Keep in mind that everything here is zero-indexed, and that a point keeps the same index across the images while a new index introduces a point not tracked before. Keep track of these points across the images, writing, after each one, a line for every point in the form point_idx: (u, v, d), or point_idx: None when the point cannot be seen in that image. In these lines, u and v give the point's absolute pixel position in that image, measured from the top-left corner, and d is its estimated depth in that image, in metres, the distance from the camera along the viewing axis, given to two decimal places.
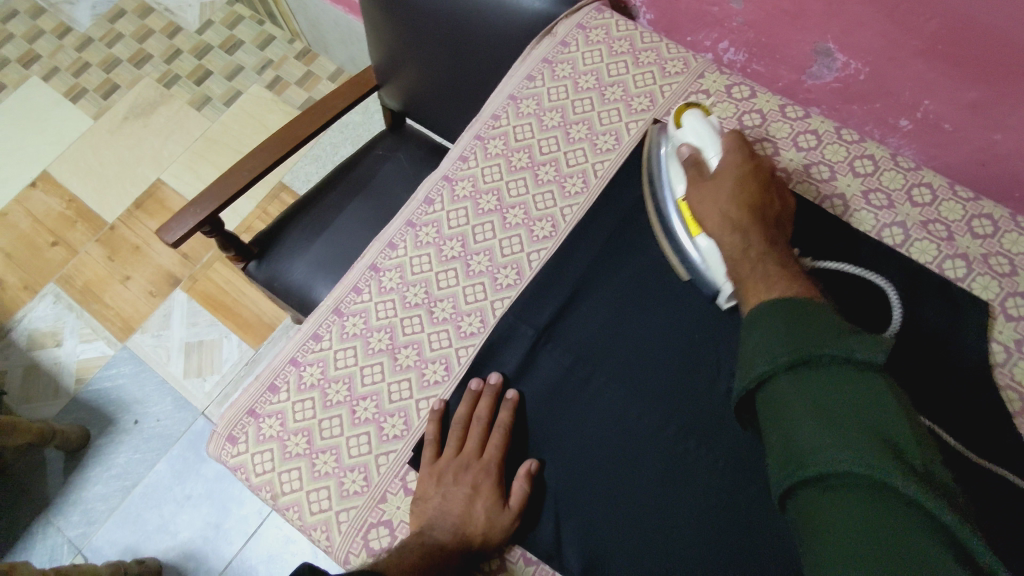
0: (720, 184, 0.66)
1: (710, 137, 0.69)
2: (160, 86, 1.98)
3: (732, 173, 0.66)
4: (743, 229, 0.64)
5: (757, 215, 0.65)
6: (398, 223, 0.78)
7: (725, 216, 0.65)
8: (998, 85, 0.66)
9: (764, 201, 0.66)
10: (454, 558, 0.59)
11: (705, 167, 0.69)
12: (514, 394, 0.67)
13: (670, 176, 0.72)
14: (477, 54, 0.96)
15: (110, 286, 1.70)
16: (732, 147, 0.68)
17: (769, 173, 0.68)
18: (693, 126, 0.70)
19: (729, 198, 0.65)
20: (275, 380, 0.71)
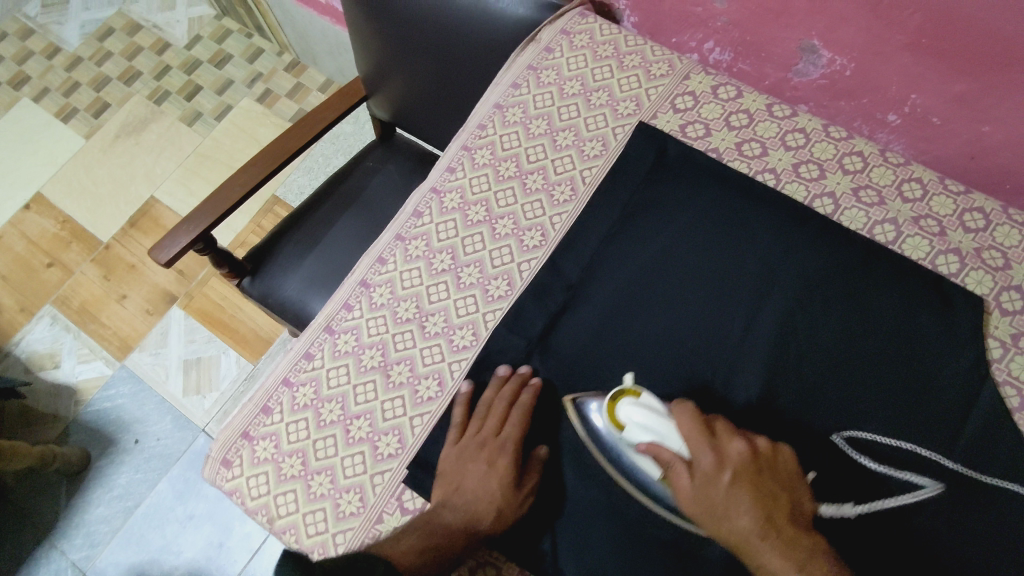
0: (710, 502, 0.54)
1: (662, 427, 0.57)
2: (150, 103, 1.97)
3: (711, 479, 0.54)
4: (769, 555, 0.51)
5: (776, 525, 0.52)
6: (387, 237, 0.77)
7: (741, 541, 0.52)
8: (985, 77, 0.66)
9: (769, 503, 0.53)
10: (461, 539, 0.58)
11: (677, 471, 0.56)
12: (539, 380, 0.67)
13: (638, 465, 0.60)
14: (461, 62, 0.96)
15: (107, 306, 1.70)
16: (692, 438, 0.56)
17: (750, 457, 0.55)
18: (635, 421, 0.58)
19: (733, 514, 0.53)
20: (268, 401, 0.70)
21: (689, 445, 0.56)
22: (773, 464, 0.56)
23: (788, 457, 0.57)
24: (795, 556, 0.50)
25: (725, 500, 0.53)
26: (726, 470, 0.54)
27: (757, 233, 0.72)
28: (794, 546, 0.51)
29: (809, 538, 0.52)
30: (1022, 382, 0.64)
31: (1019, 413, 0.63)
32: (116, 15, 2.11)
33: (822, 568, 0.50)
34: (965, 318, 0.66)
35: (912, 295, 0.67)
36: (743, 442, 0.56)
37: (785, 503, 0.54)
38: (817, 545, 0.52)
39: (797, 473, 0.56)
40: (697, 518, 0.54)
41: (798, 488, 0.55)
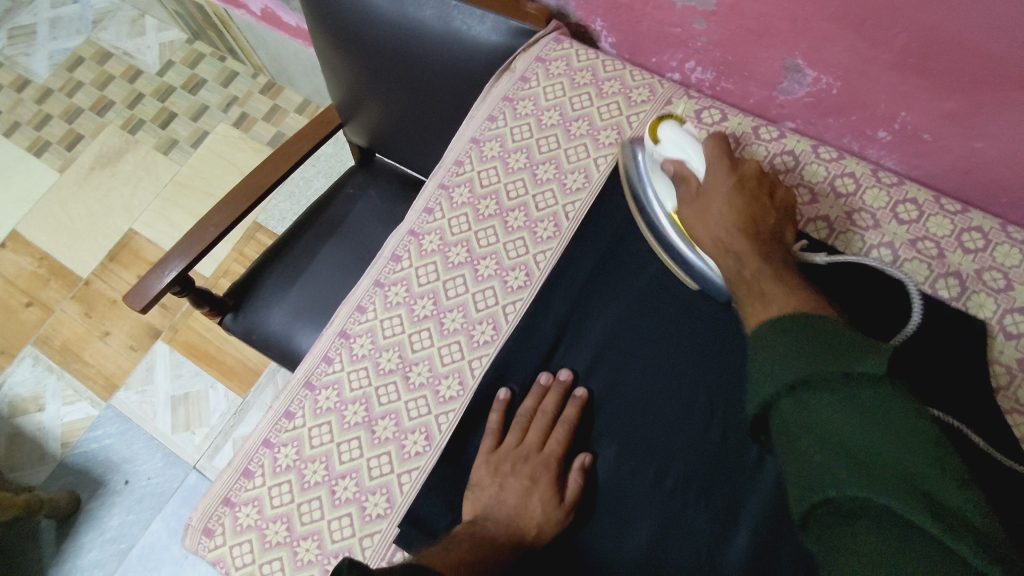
0: (707, 202, 0.63)
1: (690, 147, 0.67)
2: (124, 132, 1.93)
3: (717, 183, 0.63)
4: (733, 239, 0.60)
5: (755, 223, 0.60)
6: (366, 283, 0.74)
7: (719, 232, 0.61)
8: (976, 95, 0.63)
9: (756, 207, 0.61)
10: (504, 551, 0.59)
11: (691, 181, 0.66)
12: (584, 392, 0.67)
13: (658, 192, 0.71)
14: (436, 91, 0.93)
15: (89, 344, 1.66)
16: (713, 154, 0.65)
17: (757, 176, 0.64)
18: (671, 138, 0.68)
19: (718, 210, 0.62)
20: (249, 464, 0.67)
21: (708, 161, 0.65)
22: (775, 189, 0.64)
23: (791, 194, 0.65)
24: (760, 249, 0.59)
25: (723, 200, 0.62)
26: (733, 177, 0.63)
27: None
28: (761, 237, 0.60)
29: (778, 245, 0.60)
30: None
31: None
32: (85, 43, 2.06)
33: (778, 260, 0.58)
34: (973, 362, 0.63)
35: (918, 337, 0.65)
36: (756, 163, 0.65)
37: (772, 217, 0.62)
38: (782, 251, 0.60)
39: (793, 204, 0.64)
40: (693, 216, 0.64)
41: (789, 216, 0.63)
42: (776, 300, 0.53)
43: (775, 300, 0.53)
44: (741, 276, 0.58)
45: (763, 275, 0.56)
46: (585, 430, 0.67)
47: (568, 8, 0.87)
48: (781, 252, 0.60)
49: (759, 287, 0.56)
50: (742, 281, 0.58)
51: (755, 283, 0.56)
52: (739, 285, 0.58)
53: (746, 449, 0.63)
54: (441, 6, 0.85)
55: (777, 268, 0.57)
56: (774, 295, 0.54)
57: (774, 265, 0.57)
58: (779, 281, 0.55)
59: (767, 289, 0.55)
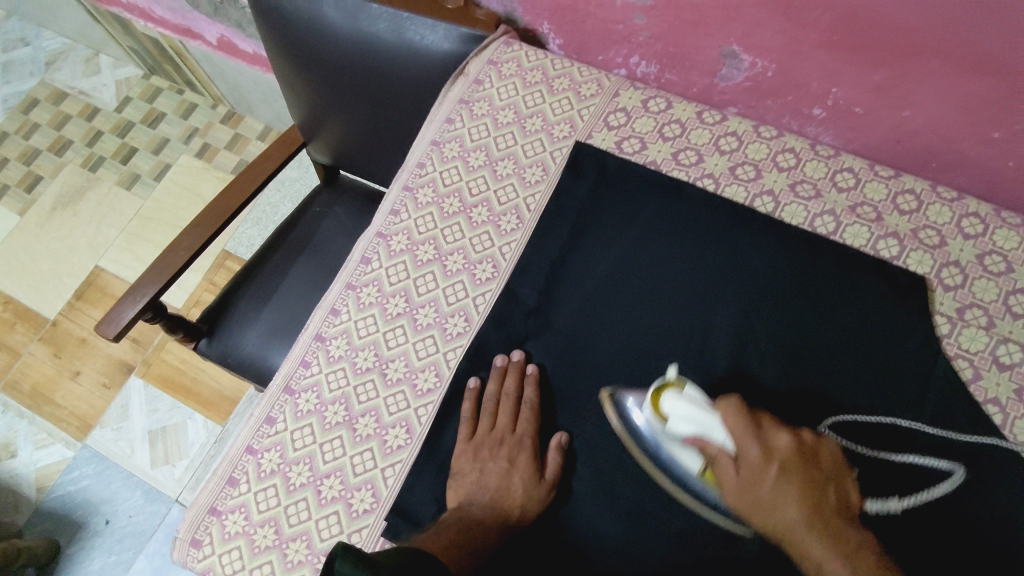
0: (755, 494, 0.57)
1: (707, 422, 0.59)
2: (84, 171, 1.92)
3: (759, 472, 0.57)
4: (812, 544, 0.54)
5: (822, 518, 0.55)
6: (338, 287, 0.76)
7: (784, 528, 0.56)
8: (898, 66, 0.68)
9: (815, 496, 0.56)
10: (492, 532, 0.61)
11: (723, 464, 0.59)
12: (535, 367, 0.70)
13: (676, 455, 0.62)
14: (395, 101, 0.96)
15: (61, 385, 1.63)
16: (737, 431, 0.58)
17: (798, 447, 0.58)
18: (681, 415, 0.60)
19: (777, 504, 0.56)
20: (233, 472, 0.68)
21: (734, 439, 0.58)
22: (818, 452, 0.58)
23: (833, 448, 0.59)
24: (841, 550, 0.53)
25: (773, 493, 0.56)
26: (772, 462, 0.57)
27: (738, 241, 0.73)
28: (837, 534, 0.54)
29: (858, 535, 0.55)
30: (973, 353, 0.66)
31: (975, 384, 0.65)
32: (39, 86, 2.05)
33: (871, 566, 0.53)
34: (913, 314, 0.68)
35: (868, 299, 0.69)
36: (789, 434, 0.58)
37: (831, 499, 0.56)
38: (862, 539, 0.55)
39: (842, 462, 0.59)
40: (742, 507, 0.57)
41: (845, 479, 0.58)
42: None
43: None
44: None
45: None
46: (552, 409, 0.69)
47: (515, 14, 0.91)
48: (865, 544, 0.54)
49: None
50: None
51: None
52: None
53: None
54: (394, 18, 0.87)
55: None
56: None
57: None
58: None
59: None
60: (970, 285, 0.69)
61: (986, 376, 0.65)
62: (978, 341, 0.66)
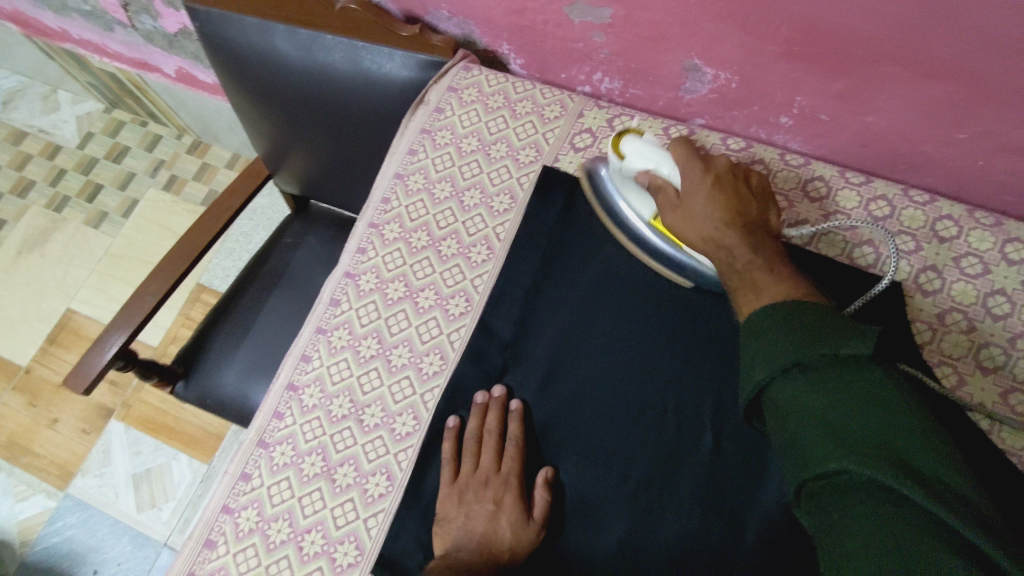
0: (689, 204, 0.64)
1: (659, 156, 0.68)
2: (50, 212, 1.87)
3: (694, 184, 0.64)
4: (724, 231, 0.61)
5: (740, 215, 0.62)
6: (307, 332, 0.74)
7: (705, 227, 0.62)
8: (860, 74, 0.67)
9: (737, 199, 0.63)
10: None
11: (667, 187, 0.66)
12: (519, 403, 0.68)
13: (633, 204, 0.73)
14: (357, 132, 0.94)
15: (38, 434, 1.58)
16: (683, 159, 0.66)
17: (731, 169, 0.65)
18: (637, 151, 0.69)
19: (701, 206, 0.63)
20: (210, 534, 0.65)
21: (679, 166, 0.66)
22: (750, 177, 0.65)
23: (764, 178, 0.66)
24: (748, 237, 0.60)
25: (700, 197, 0.63)
26: (708, 178, 0.64)
27: None
28: (749, 225, 0.61)
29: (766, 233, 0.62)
30: (955, 358, 0.65)
31: (959, 390, 0.64)
32: None
33: (769, 249, 0.60)
34: (901, 325, 0.66)
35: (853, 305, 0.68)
36: (726, 157, 0.66)
37: (753, 205, 0.63)
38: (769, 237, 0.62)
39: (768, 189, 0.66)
40: (673, 219, 0.65)
41: (769, 199, 0.65)
42: (765, 290, 0.56)
43: (765, 288, 0.56)
44: (731, 267, 0.60)
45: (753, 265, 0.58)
46: (536, 445, 0.67)
47: (474, 36, 0.89)
48: (771, 239, 0.62)
49: (755, 285, 0.57)
50: (733, 273, 0.60)
51: (746, 273, 0.58)
52: (734, 281, 0.59)
53: (702, 439, 0.64)
54: (350, 48, 0.85)
55: (765, 255, 0.59)
56: (765, 285, 0.56)
57: (761, 252, 0.59)
58: (767, 267, 0.58)
59: (759, 281, 0.57)
60: (948, 289, 0.68)
61: (970, 382, 0.64)
62: (959, 347, 0.66)
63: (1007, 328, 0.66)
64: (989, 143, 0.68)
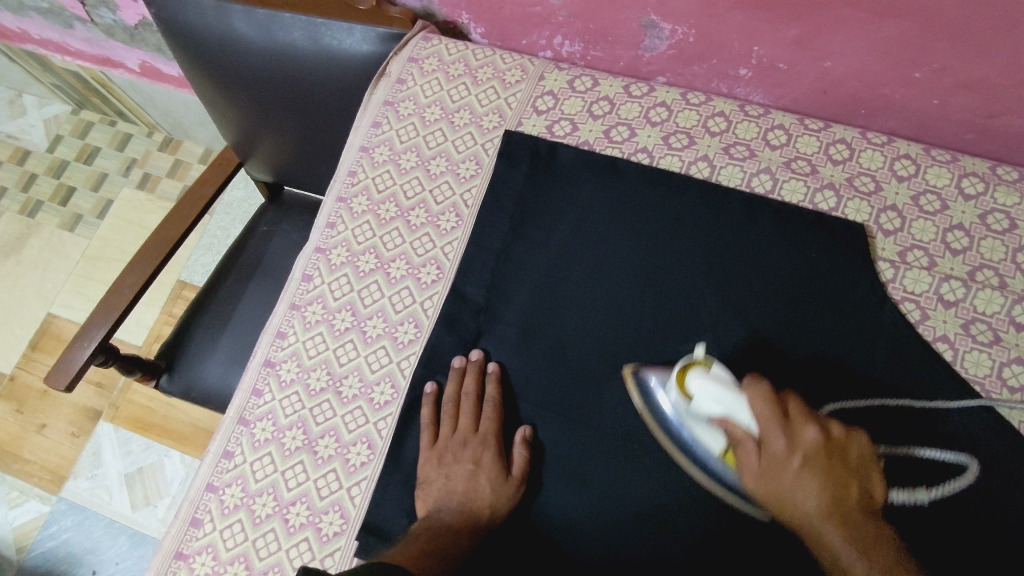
0: (779, 485, 0.55)
1: (732, 401, 0.58)
2: (23, 218, 1.85)
3: (779, 460, 0.56)
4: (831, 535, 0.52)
5: (843, 511, 0.53)
6: (281, 309, 0.74)
7: (803, 519, 0.54)
8: (812, 18, 0.68)
9: (838, 491, 0.54)
10: (464, 535, 0.60)
11: (745, 447, 0.58)
12: (495, 365, 0.68)
13: (699, 437, 0.61)
14: (322, 112, 0.93)
15: (27, 440, 1.57)
16: (763, 418, 0.57)
17: (824, 441, 0.56)
18: (706, 393, 0.59)
19: (796, 493, 0.55)
20: (196, 512, 0.66)
21: (759, 422, 0.57)
22: (847, 451, 0.56)
23: (864, 443, 0.57)
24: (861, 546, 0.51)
25: (790, 480, 0.55)
26: (795, 452, 0.55)
27: (682, 211, 0.73)
28: (859, 528, 0.52)
29: (881, 532, 0.53)
30: (918, 294, 0.66)
31: (923, 324, 0.65)
32: None
33: (890, 557, 0.51)
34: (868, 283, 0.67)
35: (814, 247, 0.69)
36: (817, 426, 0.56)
37: (854, 494, 0.54)
38: (882, 534, 0.53)
39: (872, 459, 0.56)
40: (762, 498, 0.57)
41: (871, 475, 0.56)
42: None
43: None
44: None
45: None
46: (514, 406, 0.68)
47: (432, 7, 0.89)
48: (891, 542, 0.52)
49: None
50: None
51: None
52: None
53: None
54: (309, 26, 0.85)
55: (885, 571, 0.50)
56: None
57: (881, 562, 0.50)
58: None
59: None
60: (909, 227, 0.69)
61: (933, 315, 0.65)
62: (921, 282, 0.67)
63: (967, 262, 0.67)
64: (942, 80, 0.69)
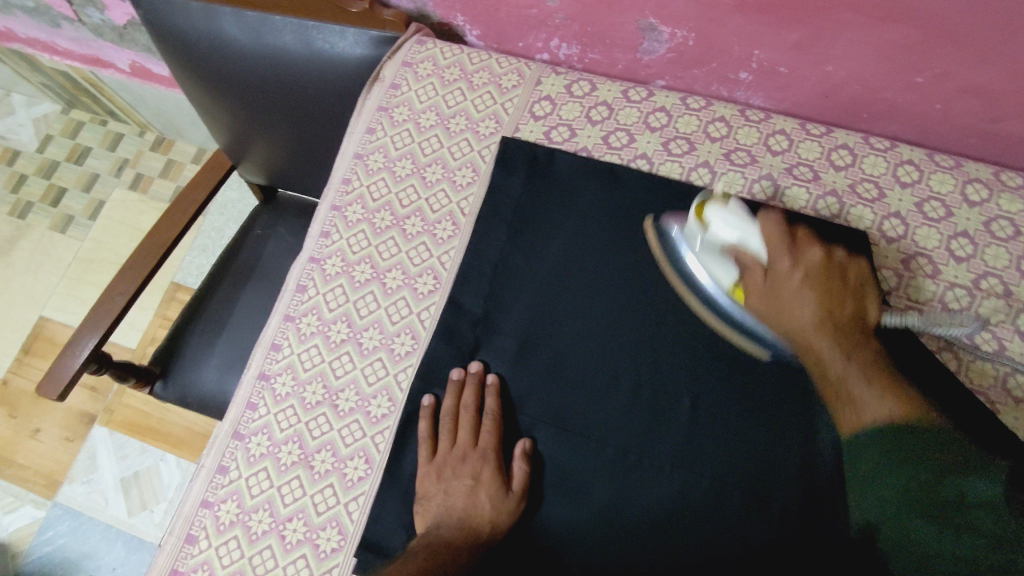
0: (778, 298, 0.64)
1: (747, 229, 0.66)
2: (13, 219, 1.83)
3: (784, 276, 0.65)
4: (817, 336, 0.63)
5: (830, 319, 0.63)
6: (275, 320, 0.73)
7: (796, 327, 0.64)
8: (814, 22, 0.67)
9: (832, 300, 0.64)
10: (464, 552, 0.59)
11: (754, 268, 0.65)
12: (494, 378, 0.67)
13: (711, 271, 0.66)
14: (315, 117, 0.92)
15: (20, 445, 1.56)
16: (772, 243, 0.66)
17: (822, 263, 0.65)
18: (724, 221, 0.66)
19: (794, 305, 0.64)
20: (191, 529, 0.65)
21: (768, 247, 0.66)
22: (842, 271, 0.65)
23: (861, 268, 0.66)
24: (844, 344, 0.62)
25: (791, 295, 0.64)
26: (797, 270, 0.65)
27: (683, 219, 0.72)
28: (844, 331, 0.62)
29: (863, 335, 0.62)
30: (921, 303, 0.66)
31: (927, 333, 0.65)
32: None
33: (869, 351, 0.61)
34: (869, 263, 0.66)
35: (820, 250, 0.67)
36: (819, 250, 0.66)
37: (846, 307, 0.63)
38: (865, 337, 0.62)
39: (868, 280, 0.65)
40: (764, 310, 0.65)
41: (867, 293, 0.64)
42: (868, 407, 0.59)
43: (868, 407, 0.59)
44: (830, 380, 0.62)
45: (852, 376, 0.60)
46: (514, 419, 0.67)
47: (427, 9, 0.87)
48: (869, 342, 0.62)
49: (854, 397, 0.60)
50: (829, 385, 0.62)
51: (839, 383, 0.61)
52: (828, 391, 0.62)
53: (679, 401, 0.65)
54: (300, 28, 0.84)
55: (863, 363, 0.61)
56: (865, 399, 0.59)
57: (859, 356, 0.61)
58: (864, 377, 0.60)
59: (858, 394, 0.60)
60: (912, 235, 0.68)
61: (937, 324, 0.65)
62: (925, 291, 0.66)
63: (971, 269, 0.66)
64: (945, 85, 0.68)
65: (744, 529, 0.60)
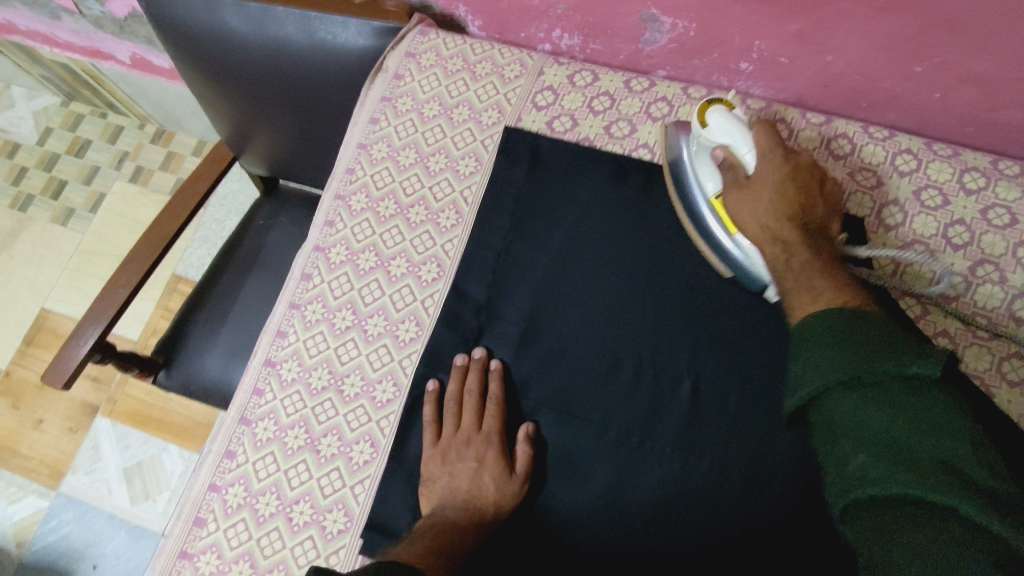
0: (756, 196, 0.62)
1: (740, 133, 0.63)
2: (14, 212, 1.83)
3: (767, 172, 0.62)
4: (782, 230, 0.60)
5: (800, 220, 0.60)
6: (281, 308, 0.74)
7: (765, 224, 0.61)
8: (814, 13, 0.67)
9: (806, 203, 0.61)
10: (469, 532, 0.60)
11: (739, 168, 0.64)
12: (498, 363, 0.68)
13: (699, 176, 0.68)
14: (318, 108, 0.92)
15: (25, 436, 1.57)
16: (765, 143, 0.62)
17: (809, 169, 0.62)
18: (720, 122, 0.64)
19: (766, 201, 0.61)
20: (199, 512, 0.66)
21: (760, 148, 0.62)
22: (825, 183, 0.63)
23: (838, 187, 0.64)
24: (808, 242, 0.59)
25: (767, 193, 0.61)
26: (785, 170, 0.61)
27: None
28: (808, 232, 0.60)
29: (827, 243, 0.60)
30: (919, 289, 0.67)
31: (924, 319, 0.66)
32: None
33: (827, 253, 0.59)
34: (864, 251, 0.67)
35: None
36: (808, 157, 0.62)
37: (817, 211, 0.61)
38: (827, 243, 0.60)
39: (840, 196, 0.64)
40: (735, 207, 0.63)
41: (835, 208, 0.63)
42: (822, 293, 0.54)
43: (823, 293, 0.54)
44: (786, 270, 0.59)
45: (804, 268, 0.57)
46: (517, 404, 0.68)
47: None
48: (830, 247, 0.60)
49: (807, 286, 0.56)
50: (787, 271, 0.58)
51: (805, 273, 0.57)
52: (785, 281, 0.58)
53: (680, 387, 0.66)
54: (301, 19, 0.83)
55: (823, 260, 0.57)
56: (820, 288, 0.55)
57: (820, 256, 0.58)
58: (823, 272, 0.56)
59: (812, 282, 0.56)
60: (910, 223, 0.69)
61: (934, 311, 0.66)
62: (922, 278, 0.67)
63: (968, 256, 0.67)
64: (944, 74, 0.69)
65: (742, 512, 0.61)
